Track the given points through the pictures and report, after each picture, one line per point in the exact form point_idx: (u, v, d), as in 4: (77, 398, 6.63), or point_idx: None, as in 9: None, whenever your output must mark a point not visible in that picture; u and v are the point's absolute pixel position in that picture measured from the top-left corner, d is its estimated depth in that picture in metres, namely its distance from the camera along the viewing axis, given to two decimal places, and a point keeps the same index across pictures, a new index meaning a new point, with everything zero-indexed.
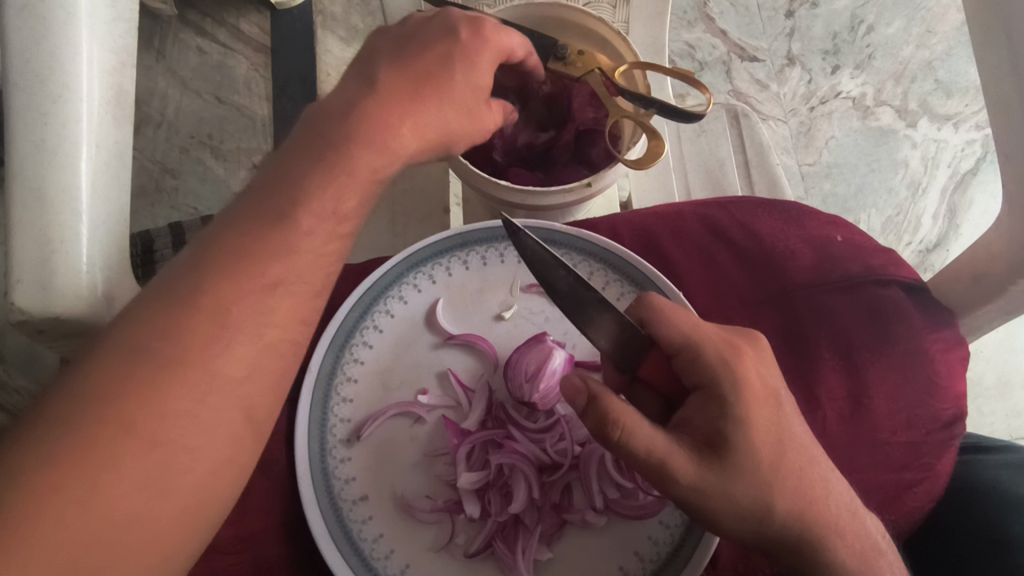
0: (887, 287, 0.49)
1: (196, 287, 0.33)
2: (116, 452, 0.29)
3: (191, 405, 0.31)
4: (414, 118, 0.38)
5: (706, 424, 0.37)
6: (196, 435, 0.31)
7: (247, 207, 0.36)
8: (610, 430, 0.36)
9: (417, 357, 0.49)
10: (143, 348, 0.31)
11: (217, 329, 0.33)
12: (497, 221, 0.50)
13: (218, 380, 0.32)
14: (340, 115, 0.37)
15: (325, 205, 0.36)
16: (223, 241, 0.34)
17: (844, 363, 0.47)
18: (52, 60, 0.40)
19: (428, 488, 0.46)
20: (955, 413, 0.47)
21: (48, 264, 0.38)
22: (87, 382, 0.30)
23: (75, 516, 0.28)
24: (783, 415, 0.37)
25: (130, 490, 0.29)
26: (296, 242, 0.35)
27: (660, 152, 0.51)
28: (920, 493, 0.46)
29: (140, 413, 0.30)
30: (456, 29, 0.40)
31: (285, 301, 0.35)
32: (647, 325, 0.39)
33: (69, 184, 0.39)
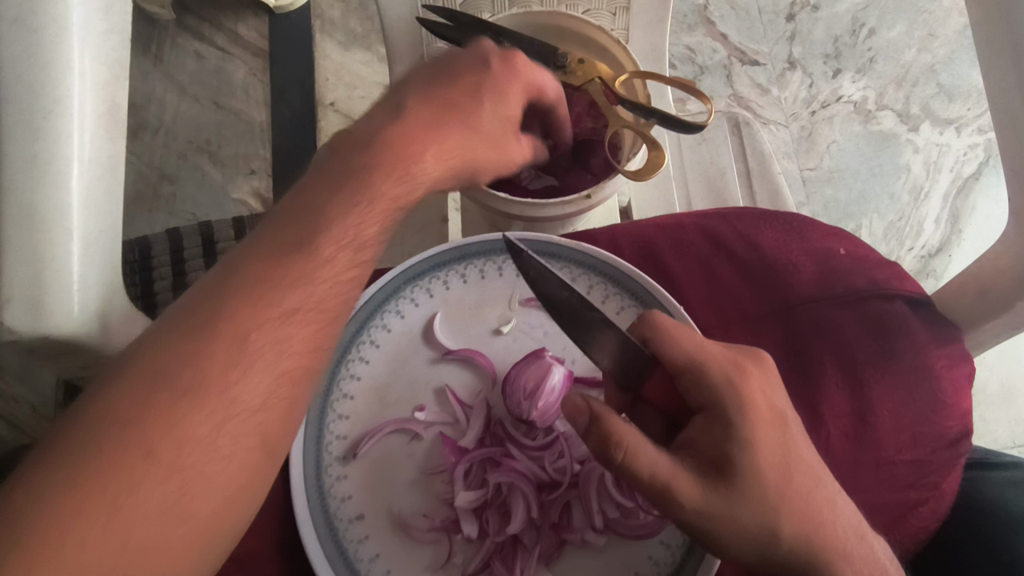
0: (892, 302, 0.49)
1: (219, 308, 0.32)
2: (136, 477, 0.28)
3: (212, 430, 0.30)
4: (440, 146, 0.40)
5: (711, 447, 0.36)
6: (215, 461, 0.30)
7: (270, 234, 0.35)
8: (613, 451, 0.36)
9: (414, 373, 0.48)
10: (165, 373, 0.30)
11: (239, 349, 0.32)
12: (495, 235, 0.50)
13: (238, 406, 0.31)
14: (365, 144, 0.39)
15: (347, 231, 0.36)
16: (245, 265, 0.34)
17: (846, 379, 0.47)
18: (43, 75, 0.39)
19: (425, 507, 0.45)
20: (960, 431, 0.46)
21: (39, 283, 0.37)
22: (106, 406, 0.29)
23: (93, 544, 0.27)
24: (789, 437, 0.37)
25: (151, 515, 0.28)
26: (317, 266, 0.35)
27: (659, 164, 0.50)
28: (926, 513, 0.45)
29: (161, 435, 0.29)
30: (486, 68, 0.43)
31: (302, 329, 0.34)
32: (650, 343, 0.39)
33: (59, 202, 0.38)
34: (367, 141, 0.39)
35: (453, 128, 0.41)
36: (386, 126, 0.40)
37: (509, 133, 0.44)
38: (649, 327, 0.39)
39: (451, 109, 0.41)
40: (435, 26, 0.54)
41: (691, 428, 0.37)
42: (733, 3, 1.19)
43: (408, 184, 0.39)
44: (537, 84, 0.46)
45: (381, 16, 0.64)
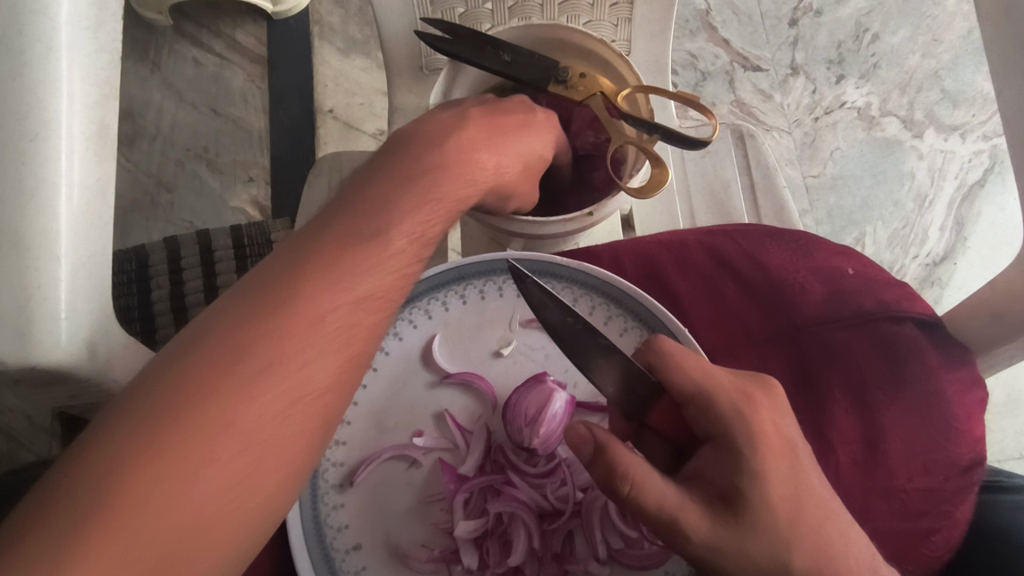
0: (902, 324, 0.47)
1: (295, 279, 0.31)
2: (210, 446, 0.27)
3: (284, 405, 0.29)
4: (501, 160, 0.42)
5: (722, 480, 0.34)
6: (285, 438, 0.28)
7: (347, 215, 0.34)
8: (619, 484, 0.34)
9: (412, 397, 0.47)
10: (245, 341, 0.29)
11: (314, 323, 0.30)
12: (496, 256, 0.48)
13: (309, 384, 0.29)
14: (437, 141, 0.39)
15: (417, 221, 0.35)
16: (319, 241, 0.32)
17: (855, 404, 0.46)
18: (29, 96, 0.38)
19: (424, 537, 0.44)
20: (974, 458, 0.45)
21: (24, 311, 0.36)
22: (183, 369, 0.28)
23: (161, 514, 0.25)
24: (801, 469, 0.35)
25: (220, 488, 0.27)
26: (389, 248, 0.33)
27: (663, 181, 0.49)
28: (939, 543, 0.44)
29: (235, 407, 0.27)
30: (532, 114, 0.47)
31: (369, 314, 0.32)
32: (656, 371, 0.37)
33: (47, 227, 0.37)
34: (432, 138, 0.39)
35: (507, 164, 0.42)
36: (455, 137, 0.40)
37: (536, 176, 0.47)
38: (656, 352, 0.38)
39: (510, 144, 0.43)
40: (434, 39, 0.51)
41: (699, 459, 0.36)
42: (735, 9, 1.18)
43: (473, 190, 0.40)
44: (561, 133, 0.50)
45: (378, 26, 0.62)
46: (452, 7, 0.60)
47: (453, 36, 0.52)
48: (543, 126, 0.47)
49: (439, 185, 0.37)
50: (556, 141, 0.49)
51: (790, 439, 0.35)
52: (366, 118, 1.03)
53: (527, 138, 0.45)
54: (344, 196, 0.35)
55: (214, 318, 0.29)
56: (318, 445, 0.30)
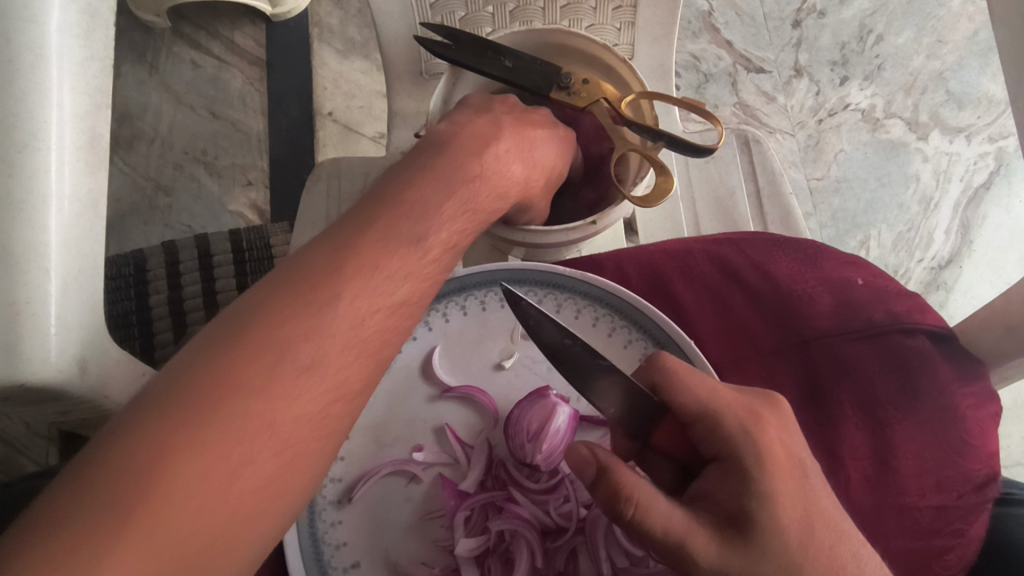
0: (913, 337, 0.46)
1: (337, 276, 0.30)
2: (255, 447, 0.27)
3: (320, 407, 0.29)
4: (524, 167, 0.44)
5: (730, 501, 0.33)
6: (317, 438, 0.29)
7: (385, 215, 0.34)
8: (623, 506, 0.33)
9: (412, 411, 0.46)
10: (291, 344, 0.29)
11: (355, 328, 0.30)
12: (495, 266, 0.47)
13: (344, 389, 0.30)
14: (473, 151, 0.40)
15: (449, 232, 0.36)
16: (359, 240, 0.32)
17: (867, 419, 0.45)
18: (18, 106, 0.37)
19: (424, 554, 0.43)
20: (988, 474, 0.44)
21: (11, 328, 0.35)
22: (230, 366, 0.27)
23: (207, 512, 0.25)
24: (811, 489, 0.33)
25: (259, 486, 0.27)
26: (423, 255, 0.34)
27: (667, 190, 0.47)
28: (953, 562, 0.43)
29: (281, 406, 0.28)
30: (554, 128, 0.49)
31: (400, 320, 0.33)
32: (660, 388, 0.36)
33: (36, 241, 0.36)
34: (470, 146, 0.40)
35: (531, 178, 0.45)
36: (491, 151, 0.41)
37: (552, 186, 0.50)
38: (660, 369, 0.37)
39: (535, 158, 0.45)
40: (434, 46, 0.50)
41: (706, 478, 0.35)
42: (738, 10, 1.17)
43: (500, 203, 0.42)
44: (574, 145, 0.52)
45: (377, 30, 0.61)
46: (453, 10, 0.59)
47: (453, 41, 0.51)
48: (563, 140, 0.50)
49: (473, 199, 0.38)
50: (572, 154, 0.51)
51: (800, 459, 0.34)
52: (365, 121, 1.01)
53: (548, 153, 0.47)
54: (380, 198, 0.35)
55: (256, 309, 0.29)
56: (313, 469, 0.29)
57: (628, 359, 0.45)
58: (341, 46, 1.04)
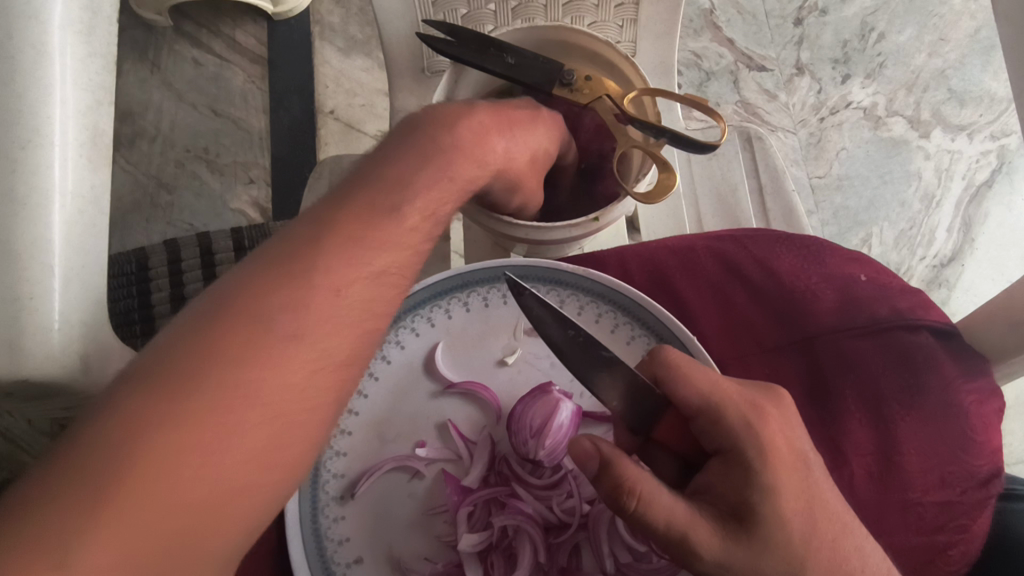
0: (916, 333, 0.46)
1: (315, 254, 0.31)
2: (233, 419, 0.27)
3: (303, 379, 0.29)
4: (507, 144, 0.42)
5: (731, 493, 0.33)
6: (302, 411, 0.28)
7: (362, 192, 0.34)
8: (625, 499, 0.33)
9: (416, 406, 0.46)
10: (266, 318, 0.29)
11: (333, 299, 0.30)
12: (499, 264, 0.48)
13: (328, 360, 0.30)
14: (449, 124, 0.39)
15: (430, 203, 0.35)
16: (337, 217, 0.32)
17: (871, 416, 0.45)
18: (21, 102, 0.37)
19: (428, 550, 0.43)
20: (992, 470, 0.44)
21: (16, 323, 0.35)
22: (207, 340, 0.28)
23: (186, 485, 0.25)
24: (813, 482, 0.34)
25: (242, 461, 0.27)
26: (405, 225, 0.34)
27: (671, 186, 0.47)
28: (955, 557, 0.43)
29: (260, 377, 0.28)
30: (538, 113, 0.47)
31: (385, 291, 0.33)
32: (660, 380, 0.36)
33: (39, 237, 0.36)
34: (446, 120, 0.39)
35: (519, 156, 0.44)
36: (465, 123, 0.40)
37: (542, 170, 0.48)
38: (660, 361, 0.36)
39: (519, 137, 0.44)
40: (437, 42, 0.50)
41: (707, 472, 0.35)
42: (740, 8, 1.16)
43: (482, 172, 0.40)
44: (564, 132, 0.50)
45: (379, 27, 0.61)
46: (454, 8, 0.59)
47: (455, 37, 0.51)
48: (549, 126, 0.48)
49: (452, 170, 0.37)
50: (562, 145, 0.50)
51: (803, 453, 0.34)
52: (366, 119, 0.99)
53: (533, 130, 0.46)
54: (359, 183, 0.35)
55: (236, 289, 0.29)
56: (304, 447, 0.29)
57: (630, 356, 0.45)
58: (343, 44, 1.03)
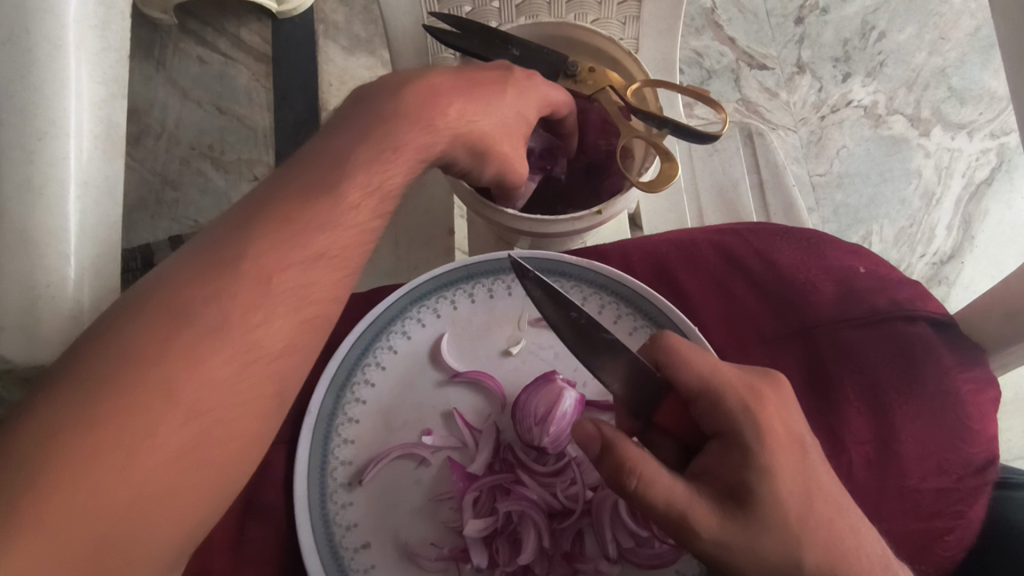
0: (914, 324, 0.47)
1: (241, 247, 0.33)
2: (158, 419, 0.28)
3: (230, 374, 0.31)
4: (461, 105, 0.40)
5: (729, 475, 0.34)
6: (230, 407, 0.31)
7: (296, 178, 0.36)
8: (626, 478, 0.34)
9: (420, 395, 0.47)
10: (189, 312, 0.30)
11: (263, 290, 0.32)
12: (501, 254, 0.49)
13: (258, 351, 0.32)
14: (394, 94, 0.39)
15: (371, 177, 0.37)
16: (269, 207, 0.34)
17: (869, 405, 0.45)
18: (37, 95, 0.38)
19: (433, 535, 0.43)
20: (987, 457, 0.45)
21: (34, 311, 0.36)
22: (131, 340, 0.29)
23: (111, 483, 0.27)
24: (808, 464, 0.34)
25: (169, 458, 0.29)
26: (345, 207, 0.35)
27: (674, 175, 0.48)
28: (951, 542, 0.44)
29: (181, 376, 0.29)
30: (510, 71, 0.44)
31: (323, 273, 0.34)
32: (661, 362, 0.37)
33: (55, 227, 0.37)
34: (398, 87, 0.40)
35: (517, 143, 0.44)
36: (413, 90, 0.40)
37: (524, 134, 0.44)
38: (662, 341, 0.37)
39: (479, 100, 0.41)
40: (442, 34, 0.51)
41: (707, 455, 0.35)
42: (741, 6, 1.17)
43: (433, 139, 0.39)
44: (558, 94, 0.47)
45: (385, 24, 0.62)
46: (459, 6, 0.60)
47: (462, 31, 0.52)
48: (525, 85, 0.44)
49: (400, 139, 0.38)
50: (552, 107, 0.46)
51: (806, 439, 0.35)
52: None
53: (505, 94, 0.42)
54: (305, 170, 0.36)
55: (162, 287, 0.31)
56: (247, 434, 0.32)
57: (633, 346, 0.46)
58: (347, 42, 1.05)
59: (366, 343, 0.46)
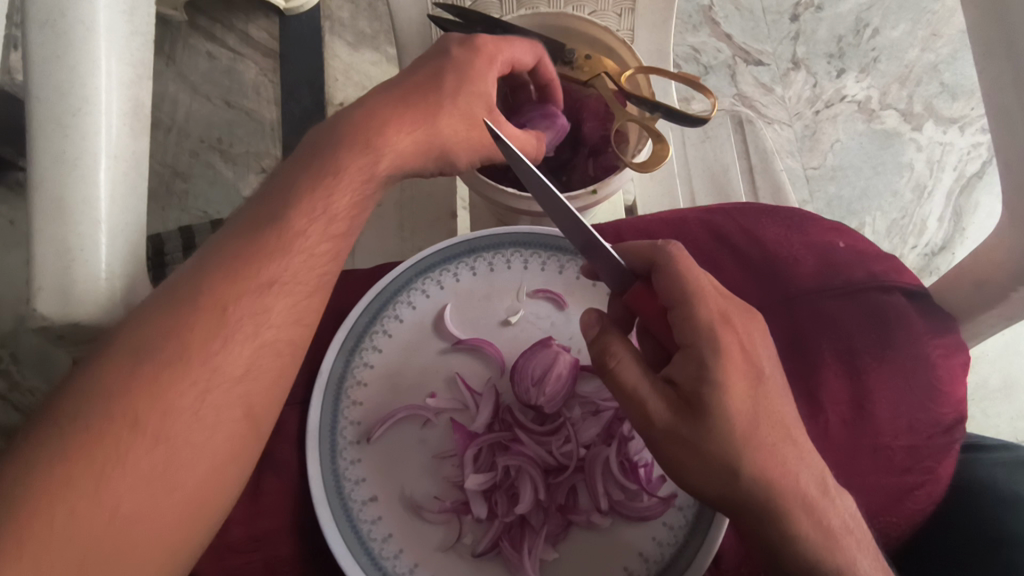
0: (890, 294, 0.51)
1: (195, 289, 0.38)
2: (124, 446, 0.34)
3: (192, 402, 0.36)
4: (395, 121, 0.44)
5: (688, 385, 0.37)
6: (196, 430, 0.36)
7: (252, 216, 0.42)
8: (607, 359, 0.38)
9: (424, 362, 0.50)
10: (150, 349, 0.36)
11: (219, 319, 0.38)
12: (503, 229, 0.52)
13: (218, 377, 0.37)
14: (328, 128, 0.45)
15: (315, 205, 0.42)
16: (232, 243, 0.40)
17: (846, 368, 0.49)
18: (72, 74, 0.41)
19: (437, 490, 0.46)
20: (955, 417, 0.49)
21: (68, 272, 0.38)
22: (98, 379, 0.35)
23: (85, 508, 0.32)
24: (769, 413, 0.37)
25: (138, 483, 0.34)
26: (295, 235, 0.41)
27: (665, 156, 0.52)
28: (922, 496, 0.48)
29: (141, 406, 0.35)
30: (448, 54, 0.46)
31: (276, 298, 0.40)
32: (657, 272, 0.39)
33: (88, 195, 0.40)
34: (339, 116, 0.46)
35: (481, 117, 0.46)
36: (347, 117, 0.45)
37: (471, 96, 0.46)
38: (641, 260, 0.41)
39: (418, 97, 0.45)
40: (445, 22, 0.55)
41: (675, 366, 0.38)
42: (738, 4, 1.20)
43: (375, 160, 0.44)
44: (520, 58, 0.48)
45: (393, 17, 0.65)
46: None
47: (466, 22, 0.55)
48: (463, 64, 0.46)
49: (339, 165, 0.43)
50: (516, 60, 0.48)
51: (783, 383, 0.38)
52: None
53: (442, 84, 0.45)
54: (253, 213, 0.42)
55: (125, 330, 0.36)
56: (221, 432, 0.37)
57: None
58: (352, 38, 1.06)
59: (366, 322, 0.49)
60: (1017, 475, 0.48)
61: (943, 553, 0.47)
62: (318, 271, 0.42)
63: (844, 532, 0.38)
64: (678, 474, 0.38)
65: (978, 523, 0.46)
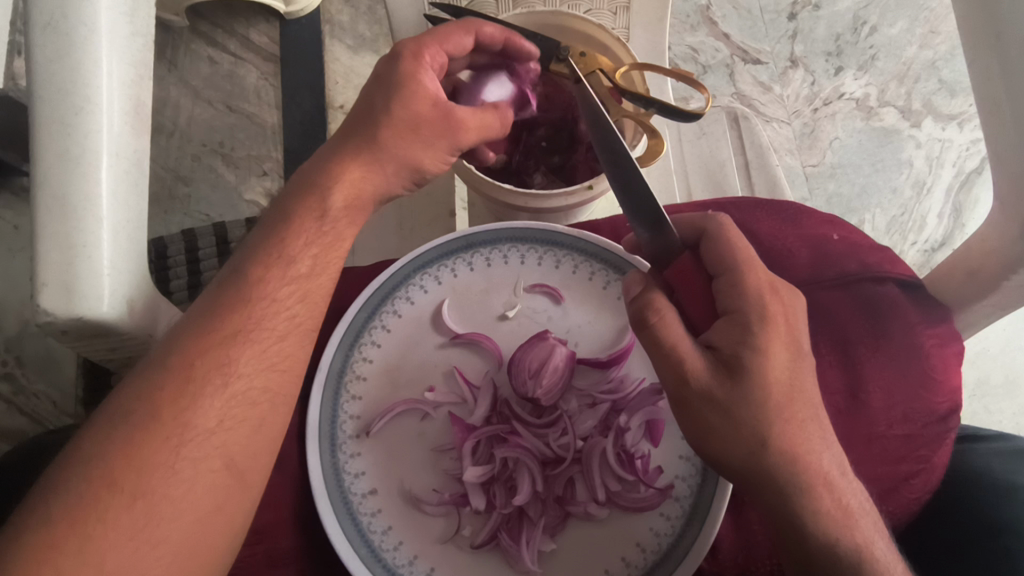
0: (883, 284, 0.53)
1: (167, 346, 0.39)
2: (104, 506, 0.34)
3: (168, 457, 0.36)
4: (348, 160, 0.45)
5: (727, 348, 0.39)
6: (177, 483, 0.36)
7: (265, 229, 0.44)
8: (652, 314, 0.40)
9: (422, 357, 0.50)
10: (119, 412, 0.36)
11: (186, 376, 0.38)
12: (501, 224, 0.52)
13: (189, 431, 0.37)
14: (319, 153, 0.47)
15: (305, 210, 0.44)
16: (218, 294, 0.41)
17: (840, 359, 0.51)
18: (75, 74, 0.42)
19: (435, 483, 0.47)
20: (951, 406, 0.50)
21: (72, 268, 0.39)
22: (79, 445, 0.36)
23: (70, 566, 0.32)
24: (767, 403, 0.38)
25: (121, 539, 0.34)
26: (270, 285, 0.42)
27: (659, 151, 0.53)
28: (918, 485, 0.49)
29: (116, 465, 0.35)
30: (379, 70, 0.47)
31: (242, 351, 0.40)
32: (705, 241, 0.43)
33: (90, 192, 0.40)
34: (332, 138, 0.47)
35: (425, 109, 0.45)
36: (326, 151, 0.47)
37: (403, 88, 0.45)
38: (690, 231, 0.44)
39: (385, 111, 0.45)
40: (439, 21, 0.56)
41: (713, 331, 0.40)
42: (736, 4, 1.20)
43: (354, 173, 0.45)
44: (462, 44, 0.48)
45: (391, 18, 0.66)
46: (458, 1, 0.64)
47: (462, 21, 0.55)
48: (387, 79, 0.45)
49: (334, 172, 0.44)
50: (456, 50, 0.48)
51: (787, 370, 0.39)
52: None
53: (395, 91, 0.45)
54: (225, 270, 0.43)
55: (107, 401, 0.37)
56: (212, 458, 0.37)
57: (607, 299, 0.52)
58: (352, 41, 1.00)
59: (365, 317, 0.50)
60: (1011, 464, 0.49)
61: (938, 540, 0.48)
62: (281, 314, 0.42)
63: (859, 511, 0.41)
64: (708, 437, 0.40)
65: (972, 512, 0.46)
